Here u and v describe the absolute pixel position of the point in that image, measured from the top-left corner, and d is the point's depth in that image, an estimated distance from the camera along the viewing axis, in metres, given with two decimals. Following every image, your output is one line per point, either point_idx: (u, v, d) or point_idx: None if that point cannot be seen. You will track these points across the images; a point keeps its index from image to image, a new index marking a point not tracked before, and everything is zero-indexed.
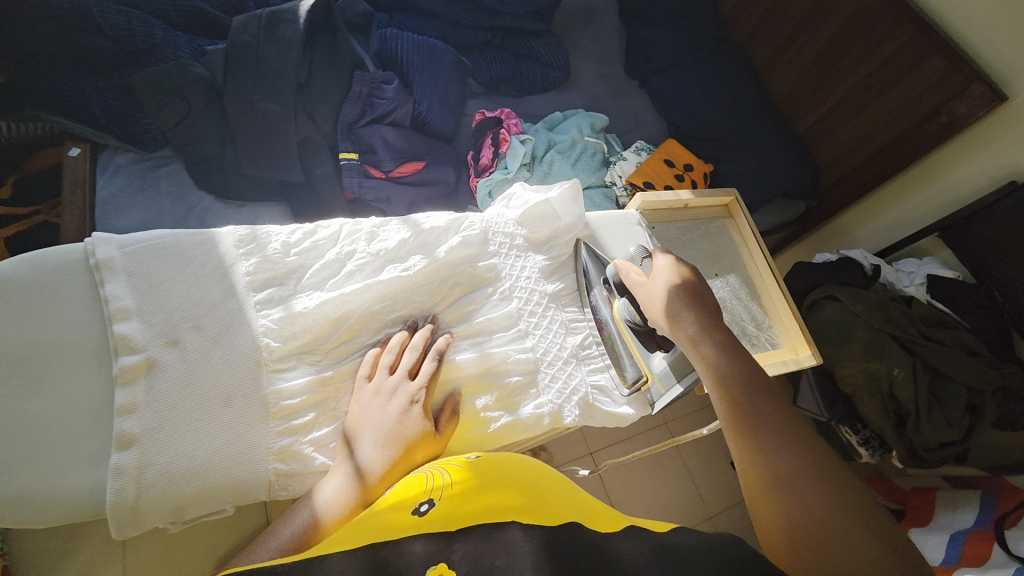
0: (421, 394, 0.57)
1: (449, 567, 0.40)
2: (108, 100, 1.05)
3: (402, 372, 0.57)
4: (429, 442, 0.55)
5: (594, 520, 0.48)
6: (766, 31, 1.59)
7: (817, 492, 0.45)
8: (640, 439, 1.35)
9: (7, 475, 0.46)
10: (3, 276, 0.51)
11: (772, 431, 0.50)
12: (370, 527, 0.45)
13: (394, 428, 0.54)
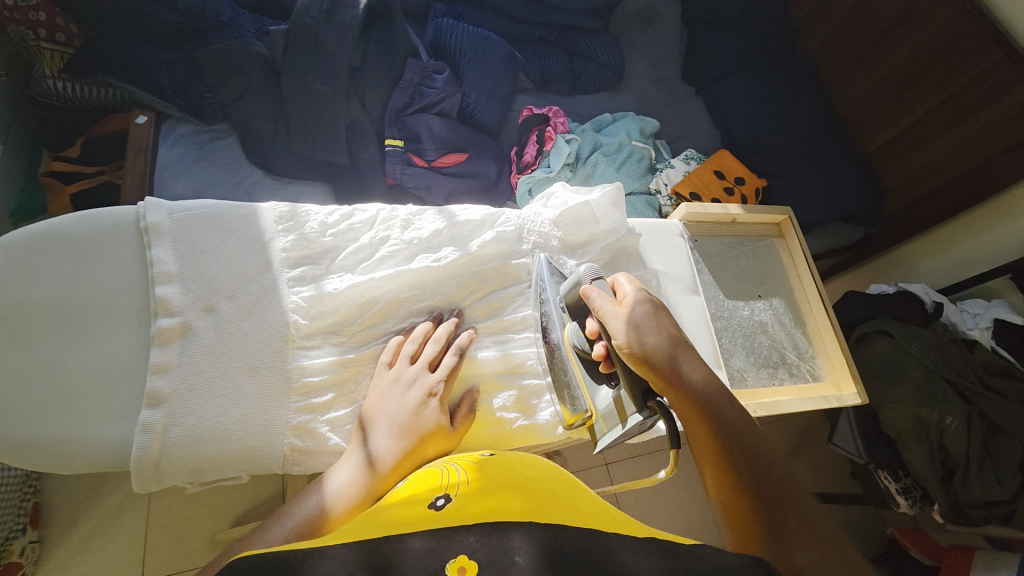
0: (440, 387, 0.57)
1: (470, 560, 0.39)
2: (175, 73, 1.11)
3: (423, 363, 0.58)
4: (444, 437, 0.55)
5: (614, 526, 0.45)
6: (839, 43, 1.49)
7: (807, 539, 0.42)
8: (658, 456, 1.31)
9: (45, 420, 0.49)
10: (60, 230, 0.54)
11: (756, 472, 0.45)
12: (382, 520, 0.44)
13: (408, 421, 0.54)
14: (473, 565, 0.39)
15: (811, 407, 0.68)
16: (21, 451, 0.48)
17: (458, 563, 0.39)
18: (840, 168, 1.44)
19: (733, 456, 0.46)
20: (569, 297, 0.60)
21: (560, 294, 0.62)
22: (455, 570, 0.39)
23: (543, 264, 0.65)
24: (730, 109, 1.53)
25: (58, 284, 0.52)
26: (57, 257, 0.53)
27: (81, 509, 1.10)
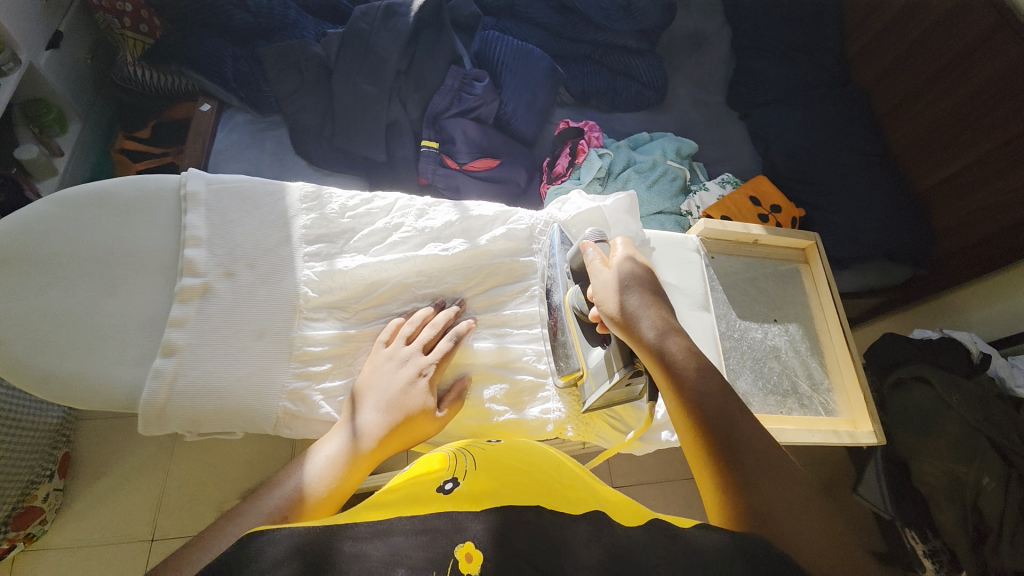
0: (431, 369, 0.58)
1: (476, 548, 0.42)
2: (240, 67, 1.22)
3: (417, 345, 0.59)
4: (428, 420, 0.56)
5: (617, 511, 0.49)
6: (896, 76, 1.43)
7: (774, 478, 0.46)
8: (665, 485, 1.28)
9: (70, 357, 0.53)
10: (109, 189, 0.59)
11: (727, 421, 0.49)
12: (400, 499, 0.48)
13: (398, 398, 0.55)
14: (479, 552, 0.41)
15: (819, 441, 0.65)
16: (45, 382, 0.53)
17: (465, 549, 0.42)
18: (888, 205, 1.37)
19: (706, 407, 0.50)
20: (570, 258, 0.64)
21: (566, 260, 0.65)
22: (462, 554, 0.41)
23: (555, 234, 0.67)
24: (774, 136, 1.49)
25: (97, 237, 0.57)
26: (99, 212, 0.58)
27: (107, 462, 1.24)
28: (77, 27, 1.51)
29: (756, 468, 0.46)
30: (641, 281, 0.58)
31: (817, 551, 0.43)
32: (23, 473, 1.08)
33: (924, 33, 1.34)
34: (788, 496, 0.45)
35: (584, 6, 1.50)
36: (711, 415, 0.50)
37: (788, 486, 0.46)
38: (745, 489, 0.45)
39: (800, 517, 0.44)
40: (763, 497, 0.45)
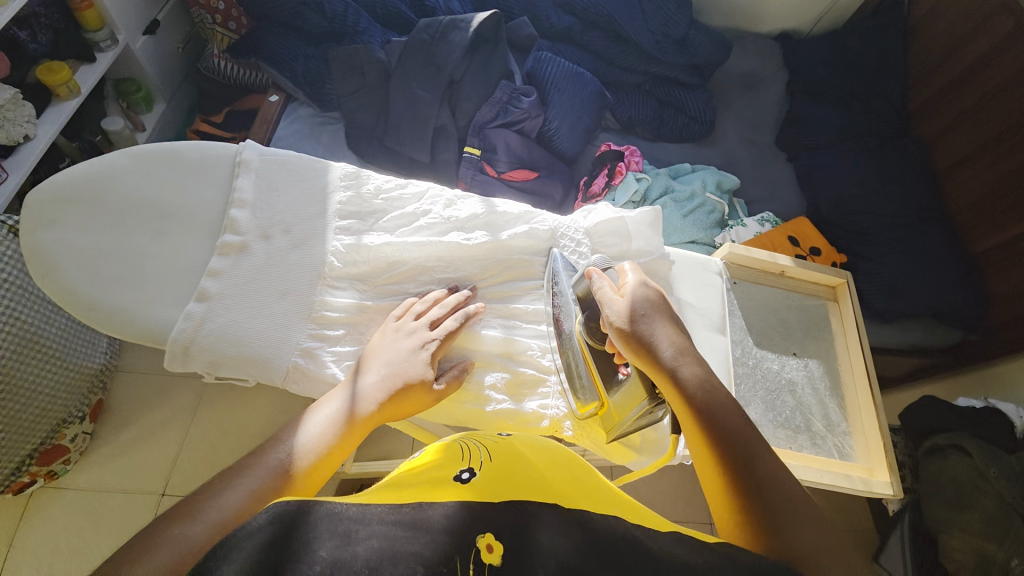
0: (434, 344, 0.60)
1: (496, 539, 0.42)
2: (309, 65, 1.33)
3: (425, 320, 0.61)
4: (421, 394, 0.57)
5: (630, 513, 0.49)
6: (961, 131, 1.38)
7: (796, 511, 0.46)
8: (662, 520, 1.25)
9: (115, 290, 0.58)
10: (177, 149, 0.65)
11: (746, 450, 0.50)
12: (418, 487, 0.48)
13: (400, 367, 0.58)
14: (499, 543, 0.42)
15: (828, 482, 0.62)
16: (90, 310, 0.57)
17: (486, 540, 0.42)
18: (939, 262, 1.30)
19: (727, 437, 0.51)
20: (577, 285, 0.64)
21: (572, 286, 0.66)
22: (484, 545, 0.41)
23: (557, 259, 0.68)
24: (821, 180, 1.46)
25: (157, 188, 0.62)
26: (163, 168, 0.63)
27: (137, 415, 1.35)
28: (174, 19, 1.69)
29: (780, 502, 0.47)
30: (657, 307, 0.58)
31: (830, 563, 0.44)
32: (59, 411, 1.16)
33: (993, 89, 1.29)
34: (813, 532, 0.46)
35: (640, 37, 1.54)
36: (731, 445, 0.50)
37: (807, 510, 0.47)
38: (770, 524, 0.45)
39: (821, 541, 0.45)
40: (788, 532, 0.45)
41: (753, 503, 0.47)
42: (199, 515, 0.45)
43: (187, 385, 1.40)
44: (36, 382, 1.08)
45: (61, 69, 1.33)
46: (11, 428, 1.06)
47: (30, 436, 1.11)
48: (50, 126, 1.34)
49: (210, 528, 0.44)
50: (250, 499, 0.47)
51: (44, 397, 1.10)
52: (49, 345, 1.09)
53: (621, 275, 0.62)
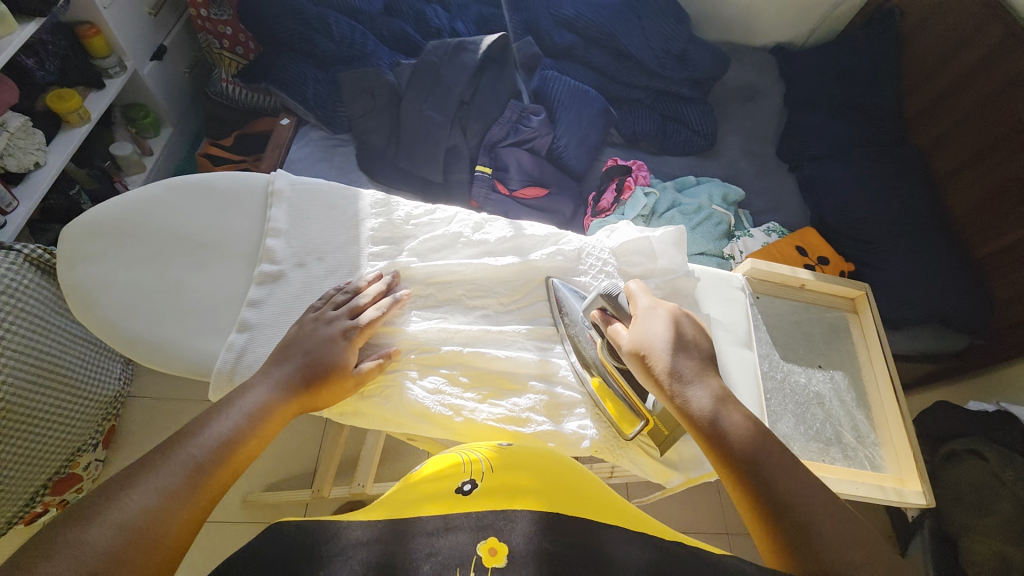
0: (354, 332, 0.59)
1: (500, 541, 0.43)
2: (320, 88, 1.36)
3: (346, 309, 0.60)
4: (344, 381, 0.57)
5: (592, 509, 0.48)
6: (956, 139, 1.40)
7: (833, 529, 0.47)
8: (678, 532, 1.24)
9: (157, 323, 0.58)
10: (211, 181, 0.66)
11: (772, 474, 0.50)
12: (419, 500, 0.48)
13: (315, 355, 0.57)
14: (502, 546, 0.42)
15: (863, 494, 0.62)
16: (133, 344, 0.58)
17: (489, 544, 0.43)
18: (942, 267, 1.33)
19: (749, 457, 0.51)
20: (587, 309, 0.65)
21: (582, 310, 0.66)
22: (487, 549, 0.42)
23: (564, 287, 0.67)
24: (823, 190, 1.49)
25: (192, 220, 0.63)
26: (197, 200, 0.64)
27: (150, 442, 1.34)
28: (180, 43, 1.70)
29: (816, 522, 0.47)
30: (681, 333, 0.59)
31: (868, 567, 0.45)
32: (72, 440, 1.15)
33: (985, 98, 1.32)
34: (854, 551, 0.46)
35: (641, 54, 1.57)
36: (755, 469, 0.51)
37: (836, 517, 0.48)
38: (810, 547, 0.46)
39: (854, 548, 0.46)
40: (831, 554, 0.45)
41: (788, 528, 0.47)
42: (100, 516, 0.42)
43: (200, 409, 1.39)
44: (53, 413, 1.08)
45: (73, 97, 1.33)
46: (29, 461, 1.05)
47: (46, 468, 1.09)
48: (61, 152, 1.33)
49: (118, 531, 0.42)
50: (166, 498, 0.45)
51: (61, 427, 1.10)
52: (66, 374, 1.10)
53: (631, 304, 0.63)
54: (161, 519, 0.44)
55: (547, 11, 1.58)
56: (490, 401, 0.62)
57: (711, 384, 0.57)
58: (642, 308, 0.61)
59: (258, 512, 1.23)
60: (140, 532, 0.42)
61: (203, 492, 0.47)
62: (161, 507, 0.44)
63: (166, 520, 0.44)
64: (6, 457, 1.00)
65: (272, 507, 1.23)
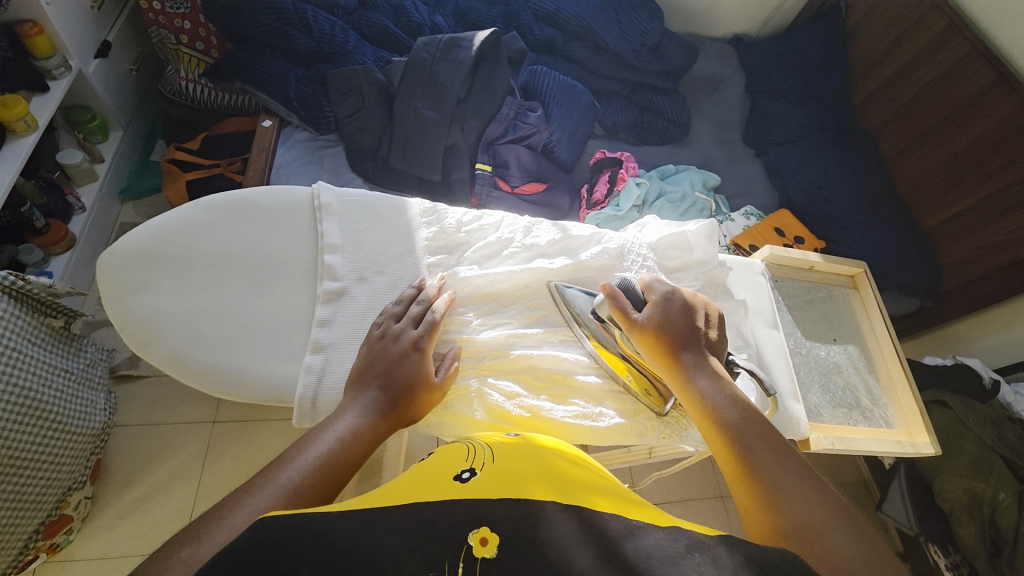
0: (424, 341, 0.60)
1: (492, 533, 0.40)
2: (302, 87, 1.29)
3: (408, 320, 0.61)
4: (429, 388, 0.59)
5: (621, 503, 0.47)
6: (901, 123, 1.54)
7: (804, 487, 0.52)
8: (685, 501, 1.31)
9: (230, 351, 0.61)
10: (254, 200, 0.67)
11: (754, 442, 0.56)
12: (410, 489, 0.45)
13: (398, 373, 0.58)
14: (493, 536, 0.40)
15: (886, 449, 0.78)
16: (204, 375, 0.60)
17: (480, 534, 0.40)
18: (898, 239, 1.47)
19: (734, 426, 0.57)
20: (599, 308, 0.66)
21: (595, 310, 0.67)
22: (477, 539, 0.39)
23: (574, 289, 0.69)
24: (791, 173, 1.60)
25: (242, 243, 0.65)
26: (244, 220, 0.66)
27: (141, 473, 1.23)
28: (125, 38, 1.51)
29: (789, 481, 0.52)
30: (694, 321, 0.64)
31: (831, 523, 0.49)
32: (62, 480, 1.01)
33: (927, 85, 1.46)
34: (819, 510, 0.50)
35: (619, 47, 1.60)
36: (740, 436, 0.56)
37: (810, 477, 0.53)
38: (781, 501, 0.50)
39: (820, 505, 0.50)
40: (802, 509, 0.50)
41: (762, 484, 0.52)
42: (208, 537, 0.43)
43: (192, 432, 1.29)
44: (39, 453, 0.93)
45: (18, 102, 1.14)
46: (18, 504, 0.93)
47: (36, 511, 0.97)
48: (10, 166, 1.14)
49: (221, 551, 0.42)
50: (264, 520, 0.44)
51: (46, 467, 0.96)
52: (48, 410, 0.94)
53: (649, 292, 0.65)
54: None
55: (526, 4, 1.58)
56: (564, 400, 0.67)
57: (713, 365, 0.62)
58: (660, 300, 0.64)
59: None
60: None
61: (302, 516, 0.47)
62: None
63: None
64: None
65: None
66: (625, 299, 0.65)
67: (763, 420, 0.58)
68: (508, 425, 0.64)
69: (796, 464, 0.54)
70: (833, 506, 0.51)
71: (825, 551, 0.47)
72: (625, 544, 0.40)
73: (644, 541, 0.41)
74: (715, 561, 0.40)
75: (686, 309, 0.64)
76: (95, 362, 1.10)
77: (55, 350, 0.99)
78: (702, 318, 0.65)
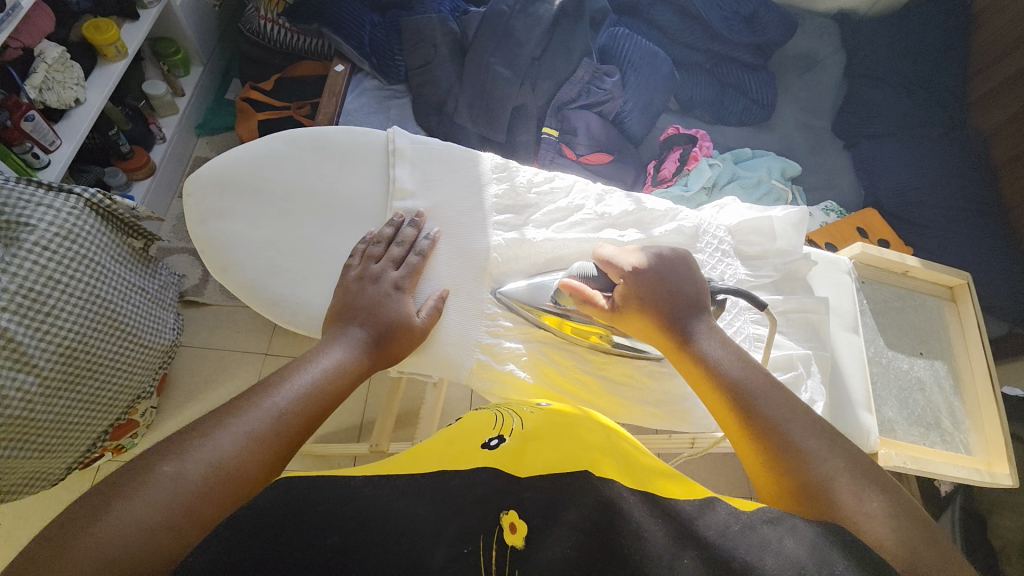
0: (403, 282, 0.59)
1: (522, 518, 0.37)
2: (377, 34, 1.28)
3: (389, 260, 0.60)
4: (411, 331, 0.58)
5: (662, 481, 0.45)
6: (1020, 126, 1.33)
7: (815, 439, 0.48)
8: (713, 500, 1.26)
9: (300, 286, 0.62)
10: (330, 139, 0.68)
11: (756, 398, 0.52)
12: (437, 455, 0.45)
13: (377, 312, 0.57)
14: (522, 526, 0.37)
15: (962, 476, 0.75)
16: (274, 304, 0.62)
17: (510, 519, 0.37)
18: (998, 255, 1.31)
19: (731, 383, 0.53)
20: (558, 297, 0.63)
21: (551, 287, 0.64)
22: (506, 525, 0.36)
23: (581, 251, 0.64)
24: (882, 169, 1.43)
25: (312, 178, 0.66)
26: (318, 155, 0.67)
27: (199, 391, 1.33)
28: None
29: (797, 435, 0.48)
30: (680, 268, 0.60)
31: (848, 475, 0.45)
32: (133, 388, 1.09)
33: None
34: (834, 461, 0.46)
35: (708, 13, 1.46)
36: (737, 389, 0.52)
37: (819, 428, 0.49)
38: (786, 460, 0.47)
39: (833, 457, 0.47)
40: (811, 465, 0.46)
41: (767, 442, 0.49)
42: (191, 452, 0.42)
43: (246, 361, 1.37)
44: (116, 359, 1.00)
45: (109, 28, 1.18)
46: (92, 405, 0.99)
47: (108, 413, 1.05)
48: (99, 91, 1.20)
49: (208, 468, 0.41)
50: (252, 443, 0.44)
51: (122, 373, 1.03)
52: (127, 321, 1.01)
53: (615, 272, 0.61)
54: (245, 462, 0.43)
55: None
56: (622, 378, 0.66)
57: (704, 317, 0.58)
58: (636, 259, 0.61)
59: (310, 463, 1.19)
60: (225, 470, 0.42)
61: (286, 444, 0.46)
62: (247, 451, 0.44)
63: (251, 464, 0.43)
64: (68, 404, 0.94)
65: (320, 458, 1.20)
66: (587, 290, 0.61)
67: (761, 371, 0.54)
68: (559, 391, 0.64)
69: (804, 415, 0.50)
70: (848, 457, 0.47)
71: (844, 508, 0.43)
72: (698, 525, 0.39)
73: (722, 517, 0.40)
74: (796, 533, 0.38)
75: (666, 257, 0.60)
76: (167, 285, 1.17)
77: (133, 268, 1.06)
78: (686, 265, 0.61)
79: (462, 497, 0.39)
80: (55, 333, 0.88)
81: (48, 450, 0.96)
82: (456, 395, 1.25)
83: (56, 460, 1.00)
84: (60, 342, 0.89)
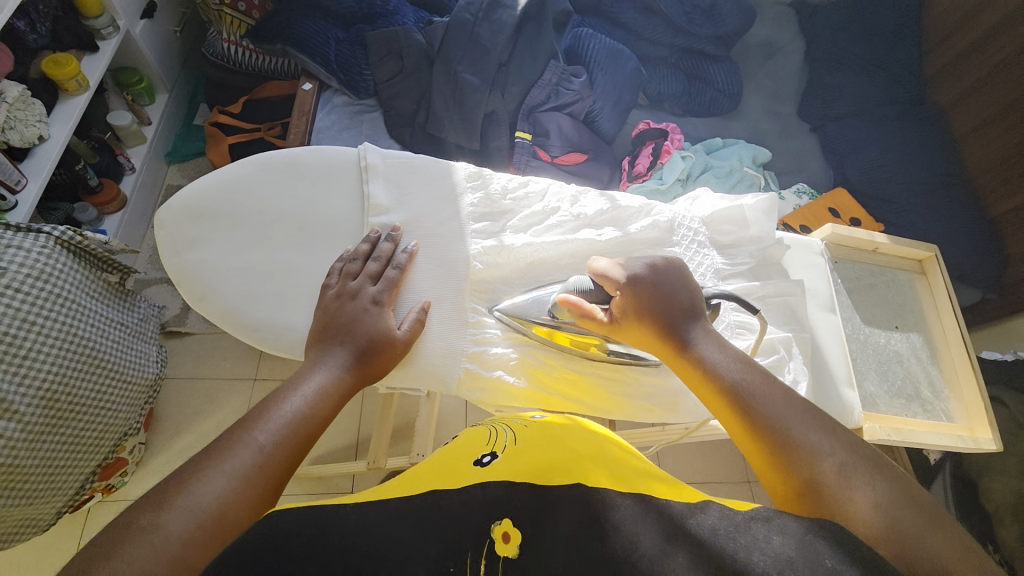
0: (383, 297, 0.59)
1: (515, 527, 0.38)
2: (342, 50, 1.27)
3: (366, 276, 0.60)
4: (394, 347, 0.58)
5: (652, 482, 0.46)
6: (975, 99, 1.38)
7: (814, 435, 0.49)
8: (712, 486, 1.27)
9: (280, 310, 0.62)
10: (301, 159, 0.68)
11: (756, 398, 0.52)
12: (432, 475, 0.45)
13: (359, 329, 0.57)
14: (516, 533, 0.38)
15: (946, 443, 0.77)
16: (255, 331, 0.61)
17: (502, 528, 0.38)
18: (965, 225, 1.35)
19: (732, 385, 0.54)
20: (554, 311, 0.63)
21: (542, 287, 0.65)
22: (499, 535, 0.38)
23: None
24: (848, 149, 1.47)
25: (286, 200, 0.66)
26: (290, 175, 0.67)
27: (188, 423, 1.30)
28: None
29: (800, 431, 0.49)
30: (672, 274, 0.61)
31: (851, 471, 0.46)
32: (119, 426, 1.06)
33: (1005, 59, 1.30)
34: (835, 456, 0.47)
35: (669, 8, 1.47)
36: (736, 390, 0.53)
37: (820, 422, 0.50)
38: (789, 456, 0.48)
39: (835, 452, 0.48)
40: (810, 459, 0.47)
41: (771, 439, 0.50)
42: (172, 505, 0.41)
43: (235, 387, 1.35)
44: (98, 399, 0.98)
45: (69, 61, 1.15)
46: (77, 446, 0.97)
47: (94, 454, 1.02)
48: (64, 125, 1.17)
49: (190, 516, 0.40)
50: (236, 482, 0.43)
51: (106, 412, 1.01)
52: (107, 358, 0.99)
53: (608, 284, 0.61)
54: (231, 504, 0.42)
55: None
56: (612, 375, 0.67)
57: (699, 322, 0.59)
58: (629, 266, 0.61)
59: (308, 487, 1.18)
60: (210, 516, 0.41)
61: (274, 477, 0.45)
62: (233, 494, 0.43)
63: (237, 502, 0.42)
64: (53, 448, 0.92)
65: (318, 480, 1.18)
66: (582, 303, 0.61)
67: (760, 370, 0.55)
68: (548, 392, 0.65)
69: (806, 410, 0.51)
70: (852, 452, 0.48)
71: (847, 500, 0.44)
72: (693, 521, 0.40)
73: (711, 517, 0.41)
74: (783, 530, 0.39)
75: (658, 265, 0.61)
76: (146, 318, 1.15)
77: (111, 303, 1.03)
78: (678, 270, 0.61)
79: (455, 517, 0.38)
80: (33, 377, 0.86)
81: (35, 497, 0.93)
82: (448, 403, 1.25)
83: (44, 506, 0.97)
84: (39, 386, 0.86)
